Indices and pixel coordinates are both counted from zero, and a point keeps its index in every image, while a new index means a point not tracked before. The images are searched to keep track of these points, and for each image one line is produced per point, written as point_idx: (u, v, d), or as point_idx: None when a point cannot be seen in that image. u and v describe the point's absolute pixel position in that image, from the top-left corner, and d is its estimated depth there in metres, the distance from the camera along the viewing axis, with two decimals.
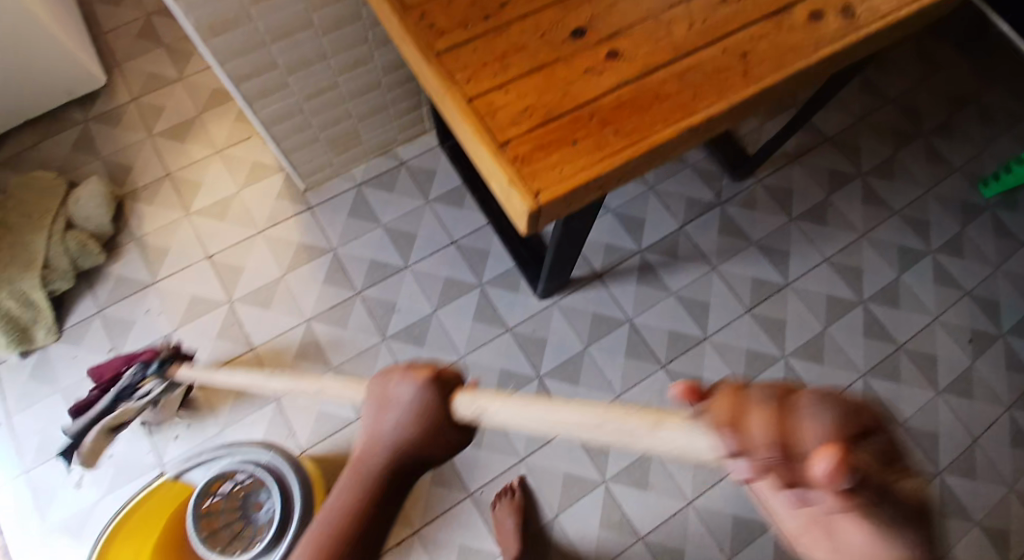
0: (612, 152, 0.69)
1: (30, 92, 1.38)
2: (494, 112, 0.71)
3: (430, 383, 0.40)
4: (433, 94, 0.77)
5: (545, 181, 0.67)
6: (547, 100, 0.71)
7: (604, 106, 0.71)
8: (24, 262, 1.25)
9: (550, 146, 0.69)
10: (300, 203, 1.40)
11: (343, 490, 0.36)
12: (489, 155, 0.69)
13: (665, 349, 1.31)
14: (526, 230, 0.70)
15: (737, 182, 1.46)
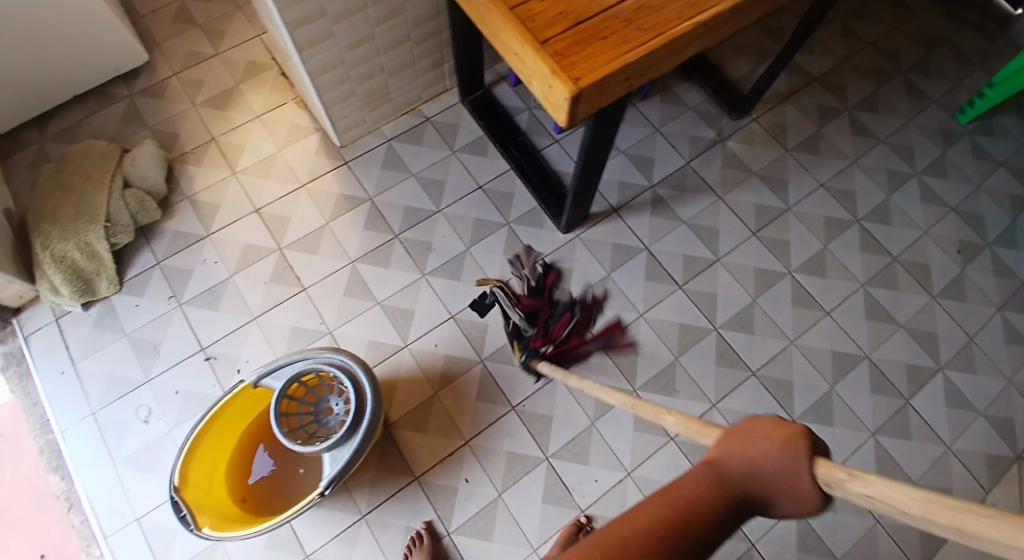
0: (635, 46, 0.83)
1: (82, 66, 1.51)
2: (533, 17, 0.84)
3: (803, 439, 0.52)
4: (476, 5, 0.89)
5: (582, 70, 0.81)
6: (577, 5, 0.84)
7: (625, 9, 0.85)
8: (87, 216, 1.35)
9: (583, 42, 0.82)
10: (337, 158, 1.53)
11: (704, 479, 0.53)
12: (533, 52, 0.82)
13: (681, 272, 1.42)
14: (566, 119, 0.83)
15: (736, 121, 1.59)
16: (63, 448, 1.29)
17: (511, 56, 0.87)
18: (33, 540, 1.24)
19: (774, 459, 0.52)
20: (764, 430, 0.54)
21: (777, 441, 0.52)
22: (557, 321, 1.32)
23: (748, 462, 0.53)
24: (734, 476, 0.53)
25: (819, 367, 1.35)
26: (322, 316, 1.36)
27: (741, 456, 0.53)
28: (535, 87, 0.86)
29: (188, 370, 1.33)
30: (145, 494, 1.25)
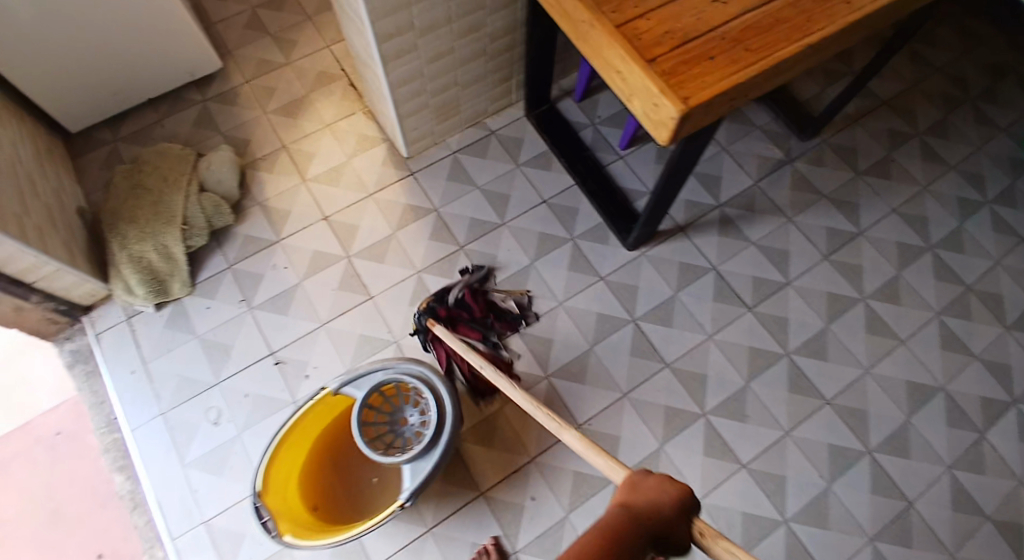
0: (743, 67, 0.82)
1: (158, 71, 1.55)
2: (640, 36, 0.84)
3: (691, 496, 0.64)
4: (578, 23, 0.89)
5: (692, 89, 0.80)
6: (683, 25, 0.84)
7: (731, 30, 0.84)
8: (165, 219, 1.38)
9: (691, 61, 0.82)
10: (403, 169, 1.55)
11: (619, 512, 0.60)
12: (640, 69, 0.82)
13: (752, 294, 1.39)
14: (671, 136, 0.83)
15: (806, 142, 1.57)
16: (131, 448, 1.31)
17: (613, 75, 0.87)
18: (89, 541, 1.26)
19: (674, 512, 0.62)
20: (662, 482, 0.64)
21: (674, 491, 0.63)
22: (467, 329, 1.27)
23: (657, 507, 0.61)
24: (644, 514, 0.60)
25: (893, 397, 1.32)
26: (389, 325, 1.38)
27: (649, 497, 0.62)
28: (637, 105, 0.86)
29: (257, 374, 1.34)
30: (211, 497, 1.27)
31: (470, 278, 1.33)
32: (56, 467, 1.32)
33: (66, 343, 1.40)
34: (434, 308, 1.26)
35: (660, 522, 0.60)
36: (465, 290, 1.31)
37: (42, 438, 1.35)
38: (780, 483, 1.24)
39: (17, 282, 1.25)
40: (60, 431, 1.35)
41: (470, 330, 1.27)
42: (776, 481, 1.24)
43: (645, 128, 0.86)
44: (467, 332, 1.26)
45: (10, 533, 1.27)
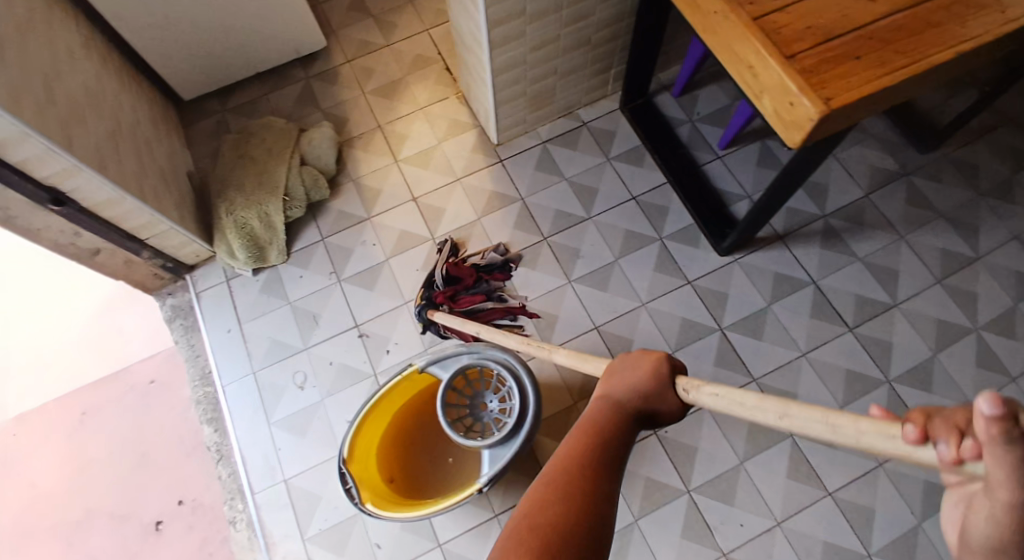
0: (889, 71, 0.81)
1: (267, 48, 1.60)
2: (779, 30, 0.84)
3: (664, 359, 0.62)
4: (710, 14, 0.90)
5: (833, 90, 0.80)
6: (826, 24, 0.84)
7: (876, 31, 0.83)
8: (269, 188, 1.44)
9: (833, 62, 0.82)
10: (492, 156, 1.54)
11: (596, 407, 0.58)
12: (779, 67, 0.82)
13: (852, 313, 1.32)
14: (805, 137, 0.83)
15: (923, 154, 1.46)
16: (220, 402, 1.38)
17: (744, 70, 0.88)
18: (174, 486, 1.33)
19: (653, 386, 0.60)
20: (636, 362, 0.62)
21: (648, 370, 0.61)
22: (463, 299, 1.36)
23: (633, 385, 0.60)
24: (627, 404, 0.58)
25: None
26: None
27: (623, 384, 0.60)
28: (768, 102, 0.86)
29: (341, 344, 1.38)
30: (292, 457, 1.31)
31: (445, 248, 1.42)
32: (148, 413, 1.40)
33: (167, 298, 1.48)
34: (429, 298, 1.36)
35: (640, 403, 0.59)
36: (445, 264, 1.38)
37: (137, 385, 1.43)
38: (867, 515, 1.18)
39: (132, 238, 1.33)
40: (154, 381, 1.43)
41: (469, 297, 1.37)
42: (863, 512, 1.18)
43: (775, 128, 0.86)
44: (468, 300, 1.36)
45: (104, 471, 1.35)
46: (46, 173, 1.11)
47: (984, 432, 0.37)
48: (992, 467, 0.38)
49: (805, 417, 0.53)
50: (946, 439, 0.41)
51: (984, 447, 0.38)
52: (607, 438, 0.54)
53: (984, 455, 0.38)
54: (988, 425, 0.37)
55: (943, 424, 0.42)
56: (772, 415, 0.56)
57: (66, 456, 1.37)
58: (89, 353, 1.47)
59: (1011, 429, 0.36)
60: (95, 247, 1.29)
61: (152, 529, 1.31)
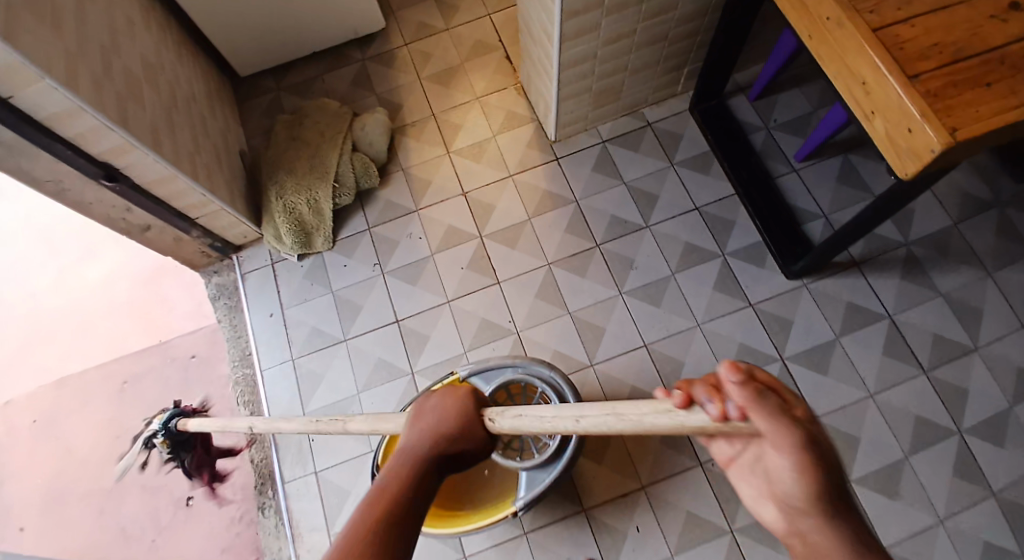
0: (1023, 98, 0.77)
1: (328, 25, 1.56)
2: (902, 46, 0.82)
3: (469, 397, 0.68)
4: (823, 22, 0.87)
5: (960, 120, 0.76)
6: (955, 40, 0.81)
7: (1010, 53, 0.80)
8: (319, 174, 1.41)
9: (961, 85, 0.78)
10: (548, 153, 1.47)
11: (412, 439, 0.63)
12: (900, 86, 0.79)
13: (928, 354, 1.21)
14: (921, 167, 0.79)
15: (1022, 184, 1.32)
16: (258, 385, 1.37)
17: (856, 87, 0.85)
18: (205, 465, 1.33)
19: (460, 421, 0.65)
20: (447, 402, 0.66)
21: (457, 407, 0.66)
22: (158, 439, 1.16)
23: (441, 420, 0.64)
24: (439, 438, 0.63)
25: None
26: (511, 315, 1.33)
27: (434, 420, 0.64)
28: (880, 124, 0.83)
29: (382, 339, 1.36)
30: (323, 451, 1.29)
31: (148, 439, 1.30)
32: (186, 389, 1.40)
33: (212, 276, 1.47)
34: None
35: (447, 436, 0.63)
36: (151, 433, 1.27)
37: (176, 360, 1.42)
38: None
39: (182, 216, 1.32)
40: (193, 356, 1.42)
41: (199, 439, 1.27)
42: None
43: (886, 152, 0.83)
44: None
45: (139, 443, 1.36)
46: (100, 149, 1.09)
47: (743, 395, 0.49)
48: (762, 421, 0.49)
49: (595, 414, 0.57)
50: (710, 398, 0.51)
51: (750, 407, 0.49)
52: (416, 465, 0.59)
53: (751, 412, 0.49)
54: (740, 388, 0.50)
55: (702, 387, 0.52)
56: (570, 420, 0.59)
57: (103, 423, 1.39)
58: (133, 322, 1.47)
59: (756, 386, 0.50)
60: (144, 224, 1.28)
61: (181, 508, 1.31)
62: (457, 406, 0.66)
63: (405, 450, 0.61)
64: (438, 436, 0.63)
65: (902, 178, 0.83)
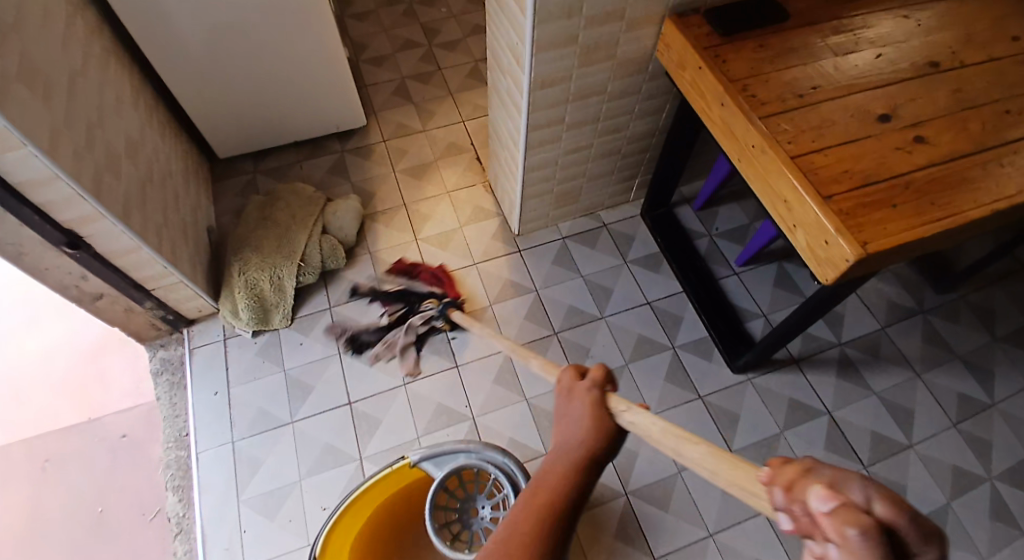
0: (923, 219, 0.89)
1: (309, 120, 1.65)
2: (817, 171, 0.93)
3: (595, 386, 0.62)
4: (750, 149, 0.99)
5: (869, 235, 0.87)
6: (861, 168, 0.93)
7: (912, 180, 0.92)
8: (287, 252, 1.45)
9: (870, 205, 0.90)
10: (512, 246, 1.54)
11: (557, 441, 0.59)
12: (818, 205, 0.89)
13: (868, 451, 1.27)
14: (841, 273, 0.89)
15: (939, 294, 1.46)
16: (192, 470, 1.31)
17: (780, 205, 0.96)
18: (127, 555, 1.24)
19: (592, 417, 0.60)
20: (575, 395, 0.62)
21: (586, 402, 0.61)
22: (417, 275, 1.48)
23: (580, 421, 0.60)
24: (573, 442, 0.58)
25: None
26: (468, 401, 1.34)
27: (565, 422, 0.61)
28: (802, 236, 0.94)
29: (334, 422, 1.34)
30: (255, 543, 1.23)
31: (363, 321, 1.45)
32: (114, 470, 1.32)
33: (158, 349, 1.44)
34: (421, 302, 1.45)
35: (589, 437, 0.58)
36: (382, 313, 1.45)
37: (107, 439, 1.36)
38: None
39: (138, 288, 1.31)
40: (126, 435, 1.36)
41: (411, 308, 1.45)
42: None
43: (809, 261, 0.93)
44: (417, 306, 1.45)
45: (55, 529, 1.26)
46: (67, 217, 1.10)
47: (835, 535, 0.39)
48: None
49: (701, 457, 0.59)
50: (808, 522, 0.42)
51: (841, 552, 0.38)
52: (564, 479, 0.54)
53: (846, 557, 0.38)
54: (831, 521, 0.39)
55: (798, 496, 0.43)
56: (672, 449, 0.62)
57: (20, 506, 1.28)
58: (68, 398, 1.41)
59: (857, 520, 0.38)
60: (97, 293, 1.26)
61: None
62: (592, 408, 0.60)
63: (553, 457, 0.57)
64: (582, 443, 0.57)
65: (825, 283, 0.93)
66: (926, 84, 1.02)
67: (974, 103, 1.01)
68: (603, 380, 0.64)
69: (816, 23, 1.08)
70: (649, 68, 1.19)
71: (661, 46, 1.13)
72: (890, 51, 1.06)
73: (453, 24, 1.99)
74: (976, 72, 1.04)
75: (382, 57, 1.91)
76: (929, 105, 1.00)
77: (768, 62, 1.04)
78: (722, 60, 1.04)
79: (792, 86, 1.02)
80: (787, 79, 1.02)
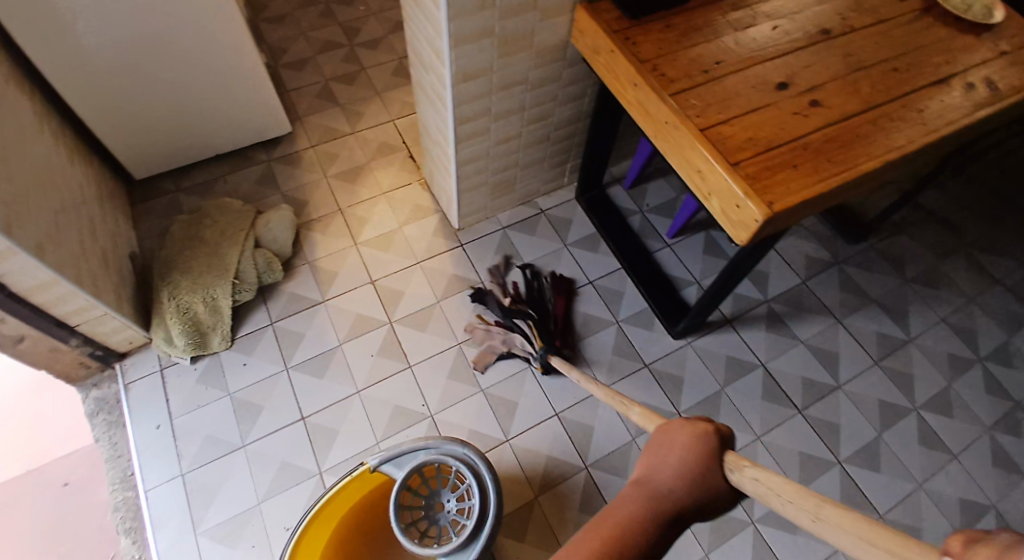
0: (823, 176, 0.96)
1: (230, 132, 1.60)
2: (725, 140, 0.99)
3: (709, 437, 0.68)
4: (664, 124, 1.03)
5: (774, 196, 0.93)
6: (764, 134, 0.99)
7: (810, 141, 0.99)
8: (219, 270, 1.41)
9: (775, 168, 0.96)
10: (453, 240, 1.56)
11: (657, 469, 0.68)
12: (727, 172, 0.95)
13: (801, 395, 1.36)
14: (753, 233, 0.95)
15: (853, 245, 1.57)
16: (145, 509, 1.26)
17: (694, 175, 1.01)
18: None
19: (693, 462, 0.67)
20: (686, 435, 0.69)
21: (693, 446, 0.68)
22: (553, 297, 1.44)
23: (681, 461, 0.67)
24: (665, 474, 0.67)
25: (949, 517, 1.26)
26: (425, 398, 1.35)
27: (668, 452, 0.69)
28: (717, 203, 0.99)
29: (290, 437, 1.32)
30: None
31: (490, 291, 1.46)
32: (61, 518, 1.27)
33: (91, 389, 1.38)
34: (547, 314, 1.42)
35: (681, 473, 0.66)
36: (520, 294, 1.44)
37: (50, 487, 1.30)
38: None
39: (62, 324, 1.25)
40: (68, 483, 1.30)
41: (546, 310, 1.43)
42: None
43: (725, 226, 0.99)
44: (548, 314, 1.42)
45: None
46: None
47: None
48: None
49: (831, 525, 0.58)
50: None
51: None
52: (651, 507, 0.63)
53: None
54: None
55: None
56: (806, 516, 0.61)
57: None
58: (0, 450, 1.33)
59: None
60: (19, 335, 1.20)
61: None
62: (695, 454, 0.67)
63: (647, 482, 0.67)
64: (674, 480, 0.66)
65: (741, 244, 0.99)
66: (819, 51, 1.09)
67: (863, 65, 1.09)
68: (718, 434, 0.69)
69: (716, 2, 1.13)
70: (567, 55, 1.22)
71: (575, 32, 1.16)
72: (785, 23, 1.12)
73: (374, 22, 1.96)
74: (864, 36, 1.12)
75: (303, 61, 1.86)
76: (823, 71, 1.07)
77: (674, 41, 1.09)
78: (632, 42, 1.08)
79: (698, 62, 1.07)
80: (693, 56, 1.07)
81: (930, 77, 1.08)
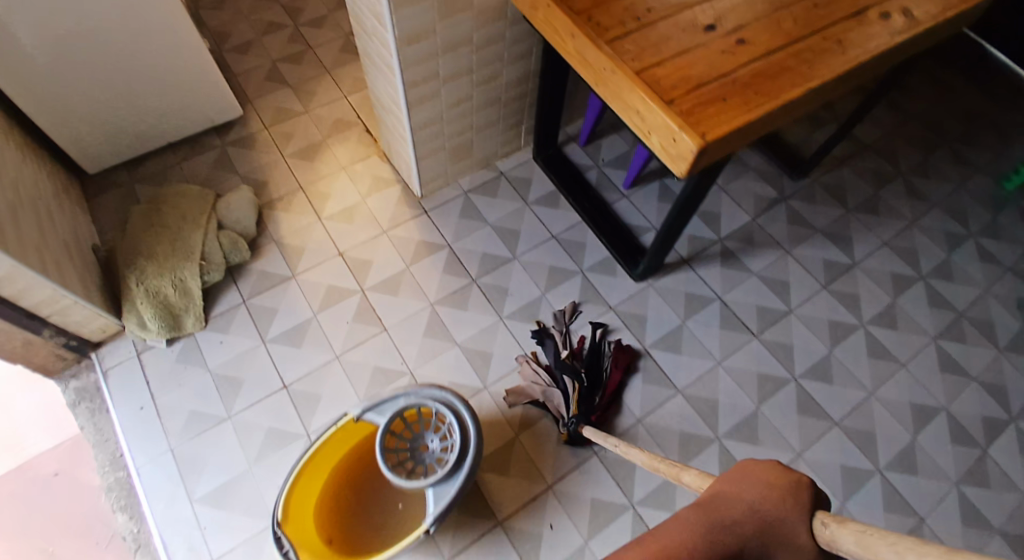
0: (752, 107, 1.03)
1: (182, 117, 1.62)
2: (658, 81, 1.05)
3: (800, 487, 0.58)
4: (602, 71, 1.09)
5: (706, 127, 1.00)
6: (695, 73, 1.06)
7: (738, 76, 1.06)
8: (184, 253, 1.43)
9: (706, 103, 1.03)
10: (417, 208, 1.60)
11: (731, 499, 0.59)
12: (663, 109, 1.01)
13: (756, 322, 1.45)
14: (691, 164, 1.02)
15: (797, 181, 1.65)
16: (137, 486, 1.29)
17: (634, 115, 1.07)
18: None
19: (773, 504, 0.57)
20: (769, 474, 0.59)
21: (774, 487, 0.58)
22: (611, 366, 1.35)
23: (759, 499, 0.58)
24: (734, 507, 0.58)
25: (899, 418, 1.36)
26: (403, 357, 1.40)
27: (746, 483, 0.59)
28: (656, 140, 1.06)
29: (274, 406, 1.36)
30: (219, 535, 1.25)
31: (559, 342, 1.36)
32: (54, 505, 1.29)
33: (70, 380, 1.40)
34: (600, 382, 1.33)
35: (755, 510, 0.57)
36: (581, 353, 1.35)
37: (39, 478, 1.32)
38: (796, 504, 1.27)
39: (34, 315, 1.26)
40: (58, 472, 1.32)
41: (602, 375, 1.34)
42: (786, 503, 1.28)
43: (665, 160, 1.05)
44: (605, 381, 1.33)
45: None
46: None
47: None
48: None
49: None
50: None
51: None
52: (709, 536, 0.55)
53: None
54: None
55: None
56: None
57: None
58: None
59: None
60: None
61: None
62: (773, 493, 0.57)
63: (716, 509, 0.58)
64: (747, 515, 0.57)
65: (681, 176, 1.06)
66: None
67: (785, 3, 1.16)
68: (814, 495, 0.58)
69: None
70: (507, 15, 1.27)
71: None
72: None
73: (317, 2, 1.97)
74: None
75: (248, 45, 1.87)
76: (748, 11, 1.14)
77: None
78: None
79: (630, 11, 1.13)
80: (625, 6, 1.13)
81: (847, 10, 1.15)
